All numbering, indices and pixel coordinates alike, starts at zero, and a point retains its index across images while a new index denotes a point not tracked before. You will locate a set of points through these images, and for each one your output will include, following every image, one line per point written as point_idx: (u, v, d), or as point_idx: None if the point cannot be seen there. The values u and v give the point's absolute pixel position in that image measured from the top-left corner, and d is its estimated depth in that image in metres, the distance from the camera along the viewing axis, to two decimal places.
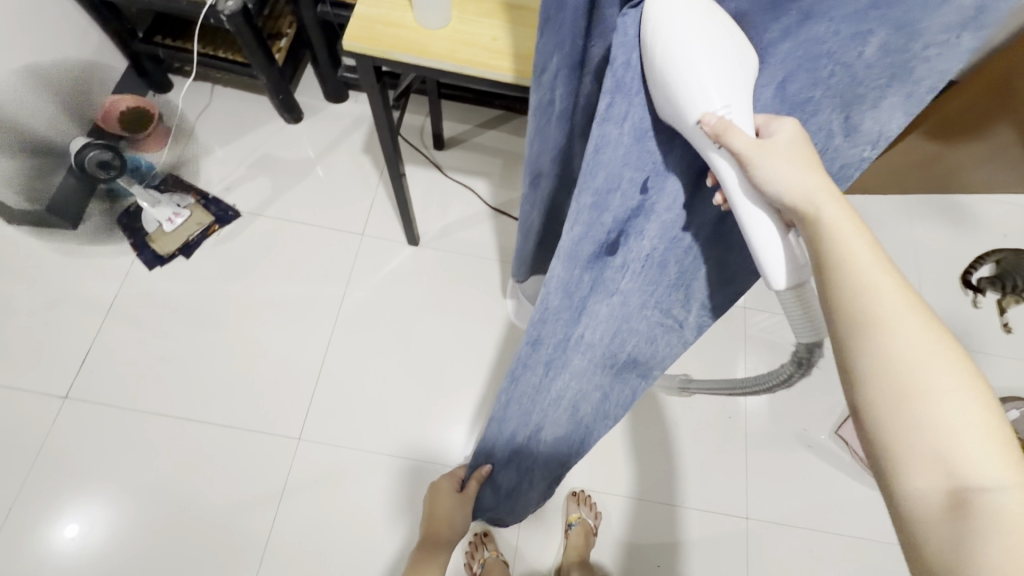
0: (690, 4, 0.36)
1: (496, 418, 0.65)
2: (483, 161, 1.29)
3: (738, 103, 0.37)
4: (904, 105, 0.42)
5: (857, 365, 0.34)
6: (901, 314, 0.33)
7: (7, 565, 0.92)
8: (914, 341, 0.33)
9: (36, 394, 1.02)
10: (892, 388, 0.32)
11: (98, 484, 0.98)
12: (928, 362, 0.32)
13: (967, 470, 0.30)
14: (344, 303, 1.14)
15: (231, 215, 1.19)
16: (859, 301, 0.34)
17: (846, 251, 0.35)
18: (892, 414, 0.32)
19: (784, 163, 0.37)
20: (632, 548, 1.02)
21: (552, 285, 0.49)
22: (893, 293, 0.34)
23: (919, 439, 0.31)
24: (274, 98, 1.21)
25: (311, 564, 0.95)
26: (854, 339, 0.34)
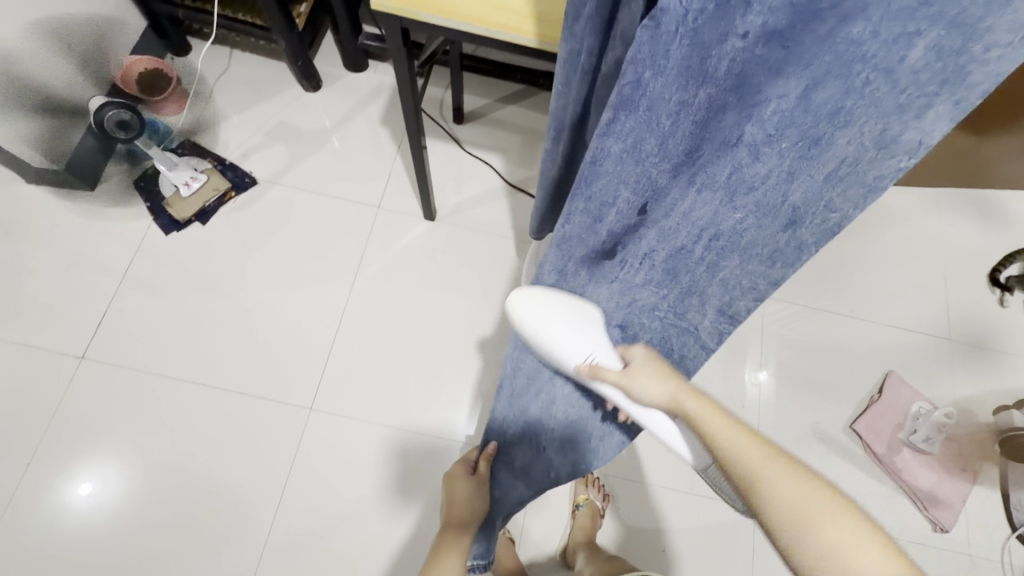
0: (546, 308, 0.55)
1: (505, 385, 0.73)
2: (502, 137, 1.27)
3: (599, 350, 0.56)
4: (952, 114, 0.35)
5: (758, 507, 0.44)
6: (764, 456, 0.45)
7: (24, 518, 0.94)
8: (781, 473, 0.44)
9: (53, 353, 1.03)
10: (785, 518, 0.42)
11: (113, 443, 0.99)
12: (799, 491, 0.42)
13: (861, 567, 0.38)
14: (358, 276, 1.13)
15: (247, 182, 1.18)
16: (733, 459, 0.46)
17: (711, 424, 0.50)
18: (793, 540, 0.41)
19: (648, 380, 0.55)
20: (638, 531, 1.02)
21: (546, 267, 0.58)
22: (751, 446, 0.46)
23: (819, 554, 0.40)
24: (294, 64, 1.18)
25: (319, 531, 0.97)
26: (746, 488, 0.45)
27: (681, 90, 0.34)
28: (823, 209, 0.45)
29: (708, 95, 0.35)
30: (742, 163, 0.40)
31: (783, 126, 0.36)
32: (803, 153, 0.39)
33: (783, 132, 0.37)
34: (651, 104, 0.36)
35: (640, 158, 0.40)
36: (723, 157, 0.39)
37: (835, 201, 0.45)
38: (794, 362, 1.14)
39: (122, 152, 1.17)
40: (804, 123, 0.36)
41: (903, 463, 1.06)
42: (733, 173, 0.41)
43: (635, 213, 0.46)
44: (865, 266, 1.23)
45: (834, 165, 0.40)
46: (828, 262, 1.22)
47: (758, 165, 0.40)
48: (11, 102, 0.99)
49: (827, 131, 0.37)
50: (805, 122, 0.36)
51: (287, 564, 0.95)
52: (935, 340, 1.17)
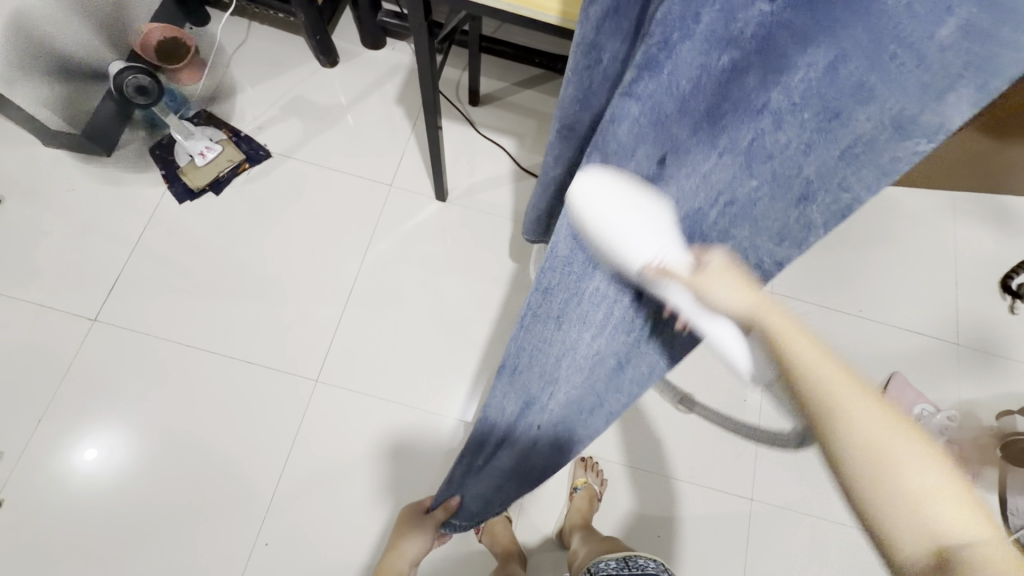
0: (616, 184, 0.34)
1: (508, 366, 0.54)
2: (516, 121, 1.27)
3: (666, 249, 0.36)
4: (973, 101, 0.26)
5: (831, 449, 0.34)
6: (857, 394, 0.33)
7: (34, 474, 0.96)
8: (874, 418, 0.33)
9: (67, 314, 1.05)
10: (866, 472, 0.32)
11: (123, 406, 1.01)
12: (897, 451, 0.32)
13: (951, 536, 0.30)
14: (368, 253, 1.14)
15: (261, 155, 1.19)
16: (823, 398, 0.34)
17: (796, 349, 0.35)
18: (878, 492, 0.32)
19: (726, 283, 0.36)
20: (634, 518, 1.03)
21: (560, 230, 0.39)
22: (841, 380, 0.34)
23: (898, 504, 0.32)
24: (312, 39, 1.18)
25: (320, 501, 0.98)
26: (833, 430, 0.33)
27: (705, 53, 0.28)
28: (835, 188, 0.31)
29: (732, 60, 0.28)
30: (764, 133, 0.30)
31: (809, 98, 0.28)
32: (821, 129, 0.29)
33: (807, 103, 0.28)
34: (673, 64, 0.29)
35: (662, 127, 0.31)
36: (744, 128, 0.30)
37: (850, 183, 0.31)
38: None
39: (140, 120, 1.17)
40: (827, 97, 0.28)
41: None
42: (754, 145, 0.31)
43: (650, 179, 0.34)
44: (875, 267, 1.22)
45: (849, 142, 0.29)
46: (839, 260, 1.21)
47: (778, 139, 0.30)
48: (33, 68, 1.01)
49: (848, 107, 0.28)
50: (824, 99, 0.28)
51: (288, 529, 0.96)
52: (941, 343, 1.16)
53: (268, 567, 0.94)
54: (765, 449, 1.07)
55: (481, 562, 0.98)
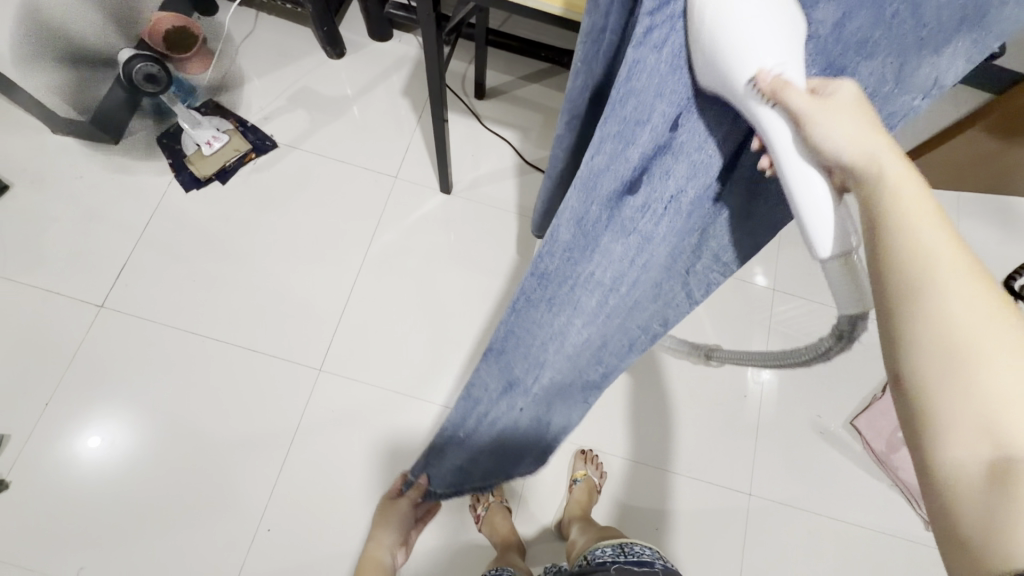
0: None
1: (495, 349, 0.64)
2: (522, 115, 1.27)
3: (795, 58, 0.33)
4: (967, 53, 0.37)
5: (900, 317, 0.28)
6: (955, 263, 0.28)
7: (40, 458, 0.97)
8: (972, 295, 0.27)
9: (73, 300, 1.06)
10: (933, 348, 0.27)
11: (127, 392, 1.02)
12: (982, 330, 0.26)
13: (1022, 447, 0.25)
14: (373, 244, 1.14)
15: (267, 145, 1.19)
16: (917, 255, 0.28)
17: (899, 199, 0.30)
18: (944, 377, 0.26)
19: (846, 120, 0.32)
20: (633, 510, 1.04)
21: (563, 215, 0.44)
22: (944, 245, 0.28)
23: (970, 401, 0.26)
24: (319, 30, 1.18)
25: (322, 488, 0.99)
26: (907, 291, 0.28)
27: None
28: None
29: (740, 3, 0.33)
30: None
31: (814, 56, 0.35)
32: (829, 85, 0.37)
33: (814, 61, 0.35)
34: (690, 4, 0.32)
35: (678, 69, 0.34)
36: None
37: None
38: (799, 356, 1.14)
39: (148, 109, 1.18)
40: (833, 51, 0.35)
41: (901, 462, 1.05)
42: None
43: (668, 131, 0.36)
44: None
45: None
46: None
47: None
48: (38, 51, 1.02)
49: (851, 62, 0.36)
50: (833, 50, 0.35)
51: (290, 516, 0.98)
52: None
53: (270, 552, 0.96)
54: (763, 446, 1.08)
55: (480, 550, 0.99)
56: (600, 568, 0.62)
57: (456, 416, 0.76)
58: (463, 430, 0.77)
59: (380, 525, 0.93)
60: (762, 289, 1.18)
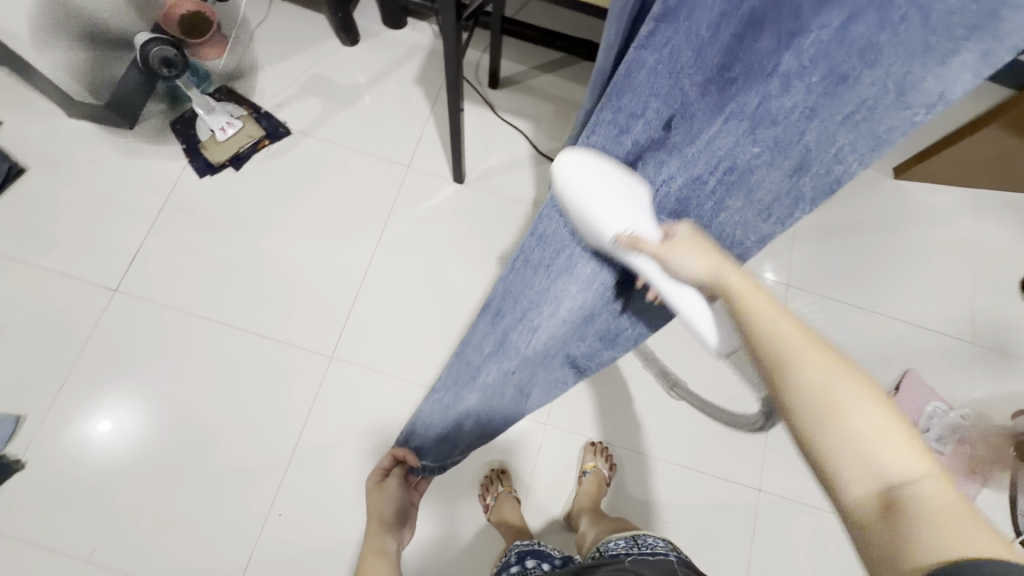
0: (598, 170, 0.50)
1: (492, 307, 0.71)
2: (535, 105, 1.26)
3: (640, 221, 0.50)
4: (976, 65, 0.39)
5: (783, 395, 0.38)
6: (805, 348, 0.38)
7: (53, 439, 0.98)
8: (823, 365, 0.37)
9: (87, 284, 1.07)
10: (814, 412, 0.36)
11: (140, 375, 1.03)
12: (839, 391, 0.36)
13: (892, 474, 0.33)
14: (385, 233, 1.14)
15: (281, 132, 1.19)
16: (772, 344, 0.39)
17: (755, 306, 0.42)
18: (821, 429, 0.36)
19: (689, 253, 0.50)
20: (641, 503, 1.04)
21: (564, 180, 0.56)
22: (796, 334, 0.39)
23: (844, 447, 0.35)
24: (333, 16, 1.18)
25: (331, 475, 1.00)
26: (778, 369, 0.39)
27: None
28: (831, 159, 0.48)
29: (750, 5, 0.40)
30: (772, 94, 0.44)
31: (816, 58, 0.41)
32: (829, 90, 0.43)
33: (815, 65, 0.41)
34: (694, 10, 0.41)
35: (676, 70, 0.44)
36: (756, 85, 0.44)
37: (841, 149, 0.47)
38: None
39: (163, 92, 1.16)
40: (837, 56, 0.41)
41: None
42: (761, 104, 0.44)
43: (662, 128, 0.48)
44: (892, 264, 1.21)
45: (853, 106, 0.44)
46: (856, 257, 1.20)
47: (786, 97, 0.44)
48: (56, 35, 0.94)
49: (855, 68, 0.41)
50: (838, 54, 0.41)
51: (300, 501, 0.98)
52: (956, 342, 1.15)
53: (280, 537, 0.96)
54: (774, 443, 1.07)
55: (489, 538, 1.00)
56: (614, 560, 0.61)
57: (447, 378, 0.82)
58: (452, 394, 0.81)
59: (372, 516, 0.86)
60: (774, 285, 1.17)
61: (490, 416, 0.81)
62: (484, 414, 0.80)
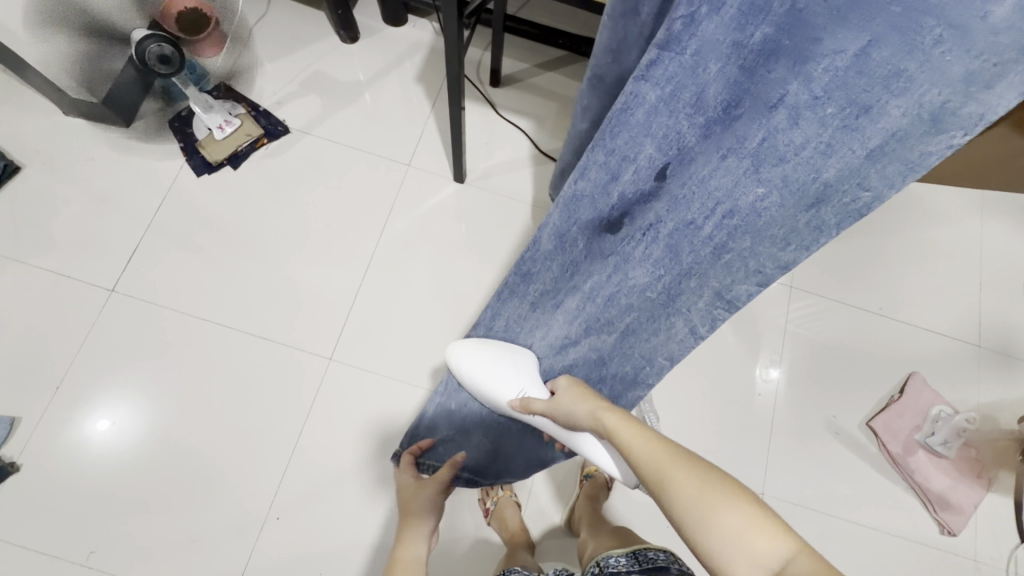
0: (481, 358, 0.72)
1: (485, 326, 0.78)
2: (537, 103, 1.25)
3: (524, 388, 0.68)
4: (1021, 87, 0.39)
5: (669, 511, 0.45)
6: (674, 464, 0.47)
7: (49, 441, 0.97)
8: (688, 473, 0.45)
9: (84, 284, 1.06)
10: (691, 522, 0.43)
11: (137, 377, 1.02)
12: (701, 494, 0.43)
13: (767, 558, 0.39)
14: (385, 232, 1.13)
15: (279, 130, 1.18)
16: (645, 467, 0.48)
17: (628, 436, 0.52)
18: (701, 536, 0.42)
19: (570, 400, 0.62)
20: (643, 507, 1.03)
21: (547, 230, 0.65)
22: (659, 452, 0.49)
23: (724, 548, 0.40)
24: (332, 12, 1.16)
25: (330, 478, 0.99)
26: (657, 488, 0.47)
27: (738, 30, 0.43)
28: (856, 188, 0.49)
29: (764, 34, 0.42)
30: (781, 126, 0.47)
31: (829, 88, 0.43)
32: (847, 122, 0.44)
33: (830, 94, 0.44)
34: (698, 48, 0.44)
35: (675, 108, 0.49)
36: (760, 119, 0.47)
37: (868, 180, 0.48)
38: (814, 355, 1.12)
39: (159, 89, 1.16)
40: (857, 85, 0.42)
41: (917, 465, 1.05)
42: (765, 139, 0.48)
43: (655, 174, 0.54)
44: (897, 266, 1.19)
45: (879, 140, 0.45)
46: (860, 258, 1.19)
47: (796, 130, 0.46)
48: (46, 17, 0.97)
49: (880, 98, 0.42)
50: (862, 82, 0.42)
51: (299, 504, 0.97)
52: (961, 345, 1.14)
53: (279, 540, 0.95)
54: (777, 447, 1.06)
55: (490, 543, 0.99)
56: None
57: (450, 380, 0.82)
58: (456, 400, 0.82)
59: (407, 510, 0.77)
60: (778, 286, 1.16)
61: (502, 432, 0.80)
62: (496, 429, 0.80)
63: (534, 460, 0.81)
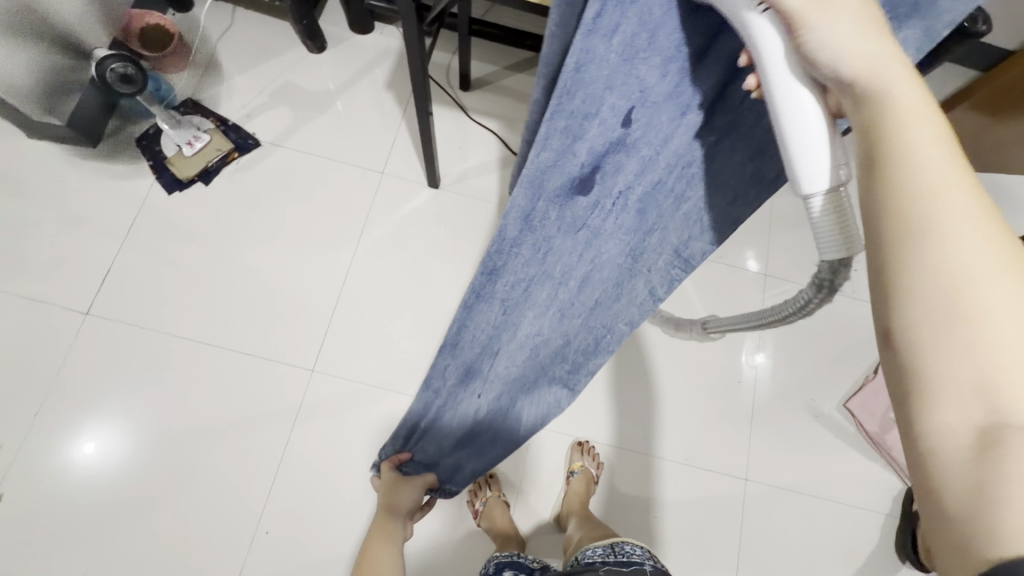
0: None
1: (450, 342, 0.67)
2: (507, 105, 1.25)
3: None
4: (918, 41, 0.37)
5: (891, 270, 0.27)
6: (968, 211, 0.26)
7: (27, 469, 0.96)
8: (980, 243, 0.26)
9: (58, 309, 1.04)
10: (933, 301, 0.25)
11: (116, 400, 1.01)
12: (982, 274, 0.25)
13: (1010, 406, 0.24)
14: (362, 241, 1.13)
15: (250, 143, 1.17)
16: (912, 195, 0.27)
17: (910, 131, 0.28)
18: (937, 333, 0.25)
19: (845, 28, 0.30)
20: (627, 500, 1.04)
21: (511, 213, 0.48)
22: (965, 194, 0.26)
23: (962, 362, 0.25)
24: (298, 23, 1.15)
25: (319, 489, 0.99)
26: (899, 233, 0.27)
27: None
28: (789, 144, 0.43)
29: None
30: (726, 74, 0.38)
31: None
32: None
33: None
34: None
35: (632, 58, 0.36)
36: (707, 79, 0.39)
37: None
38: (793, 341, 1.14)
39: (127, 110, 1.17)
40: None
41: (894, 443, 1.06)
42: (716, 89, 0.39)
43: (620, 126, 0.40)
44: None
45: None
46: None
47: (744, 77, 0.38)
48: (27, 37, 0.98)
49: None
50: None
51: (287, 517, 0.97)
52: None
53: (269, 554, 0.95)
54: (758, 432, 1.09)
55: (480, 542, 1.00)
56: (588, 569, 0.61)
57: (423, 402, 0.79)
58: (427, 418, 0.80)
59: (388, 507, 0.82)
60: (755, 274, 1.18)
61: (478, 432, 0.79)
62: (468, 431, 0.79)
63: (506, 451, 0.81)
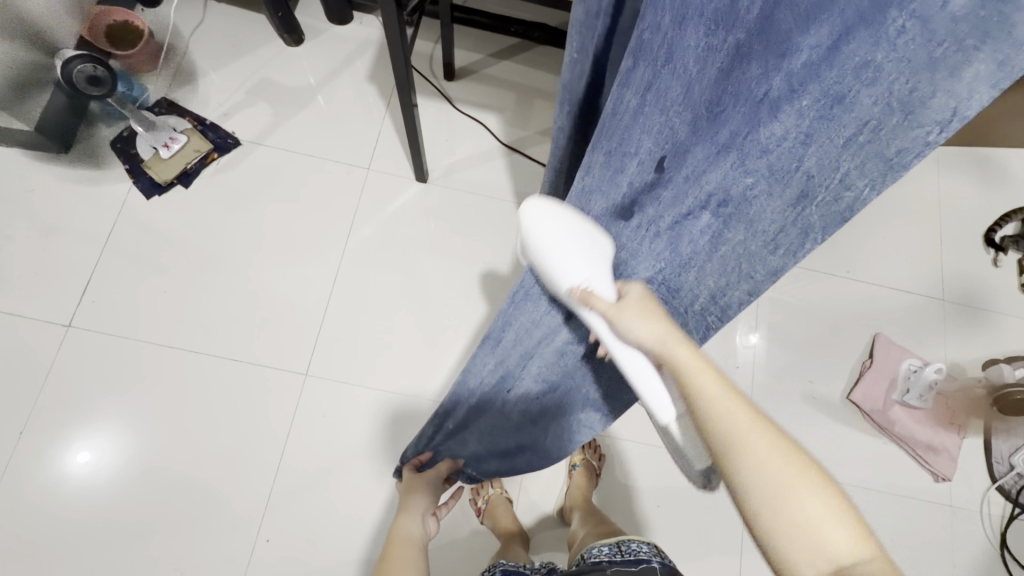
0: (556, 218, 0.49)
1: (492, 338, 0.65)
2: (494, 94, 1.22)
3: (595, 277, 0.50)
4: (991, 78, 0.28)
5: (734, 480, 0.40)
6: (753, 431, 0.40)
7: (16, 488, 0.94)
8: (772, 447, 0.40)
9: (38, 322, 1.01)
10: (760, 497, 0.39)
11: (105, 412, 0.99)
12: (785, 475, 0.39)
13: (833, 550, 0.37)
14: (350, 240, 1.11)
15: (230, 143, 1.14)
16: (720, 425, 0.41)
17: (700, 383, 0.43)
18: (775, 518, 0.38)
19: (639, 319, 0.48)
20: (632, 491, 1.04)
21: None
22: (748, 419, 0.41)
23: (794, 533, 0.38)
24: (274, 16, 1.11)
25: (317, 495, 0.97)
26: (725, 456, 0.41)
27: (709, 35, 0.36)
28: (837, 184, 0.37)
29: (737, 38, 0.35)
30: (760, 122, 0.36)
31: (804, 81, 0.33)
32: (823, 113, 0.33)
33: (806, 88, 0.33)
34: (675, 51, 0.38)
35: (664, 105, 0.40)
36: (751, 118, 0.36)
37: (849, 178, 0.36)
38: (789, 322, 1.12)
39: (96, 113, 1.12)
40: (828, 78, 0.32)
41: (898, 423, 1.05)
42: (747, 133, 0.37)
43: (654, 170, 0.44)
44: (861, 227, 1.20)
45: (850, 132, 0.33)
46: None
47: (774, 123, 0.35)
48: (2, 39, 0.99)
49: (851, 88, 0.32)
50: (826, 78, 0.32)
51: (287, 524, 0.96)
52: (928, 300, 1.15)
53: (269, 564, 0.94)
54: None
55: (485, 540, 0.99)
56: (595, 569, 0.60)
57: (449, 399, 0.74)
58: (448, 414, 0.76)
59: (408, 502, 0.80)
60: None
61: (501, 429, 0.74)
62: (492, 428, 0.75)
63: (538, 463, 0.78)
